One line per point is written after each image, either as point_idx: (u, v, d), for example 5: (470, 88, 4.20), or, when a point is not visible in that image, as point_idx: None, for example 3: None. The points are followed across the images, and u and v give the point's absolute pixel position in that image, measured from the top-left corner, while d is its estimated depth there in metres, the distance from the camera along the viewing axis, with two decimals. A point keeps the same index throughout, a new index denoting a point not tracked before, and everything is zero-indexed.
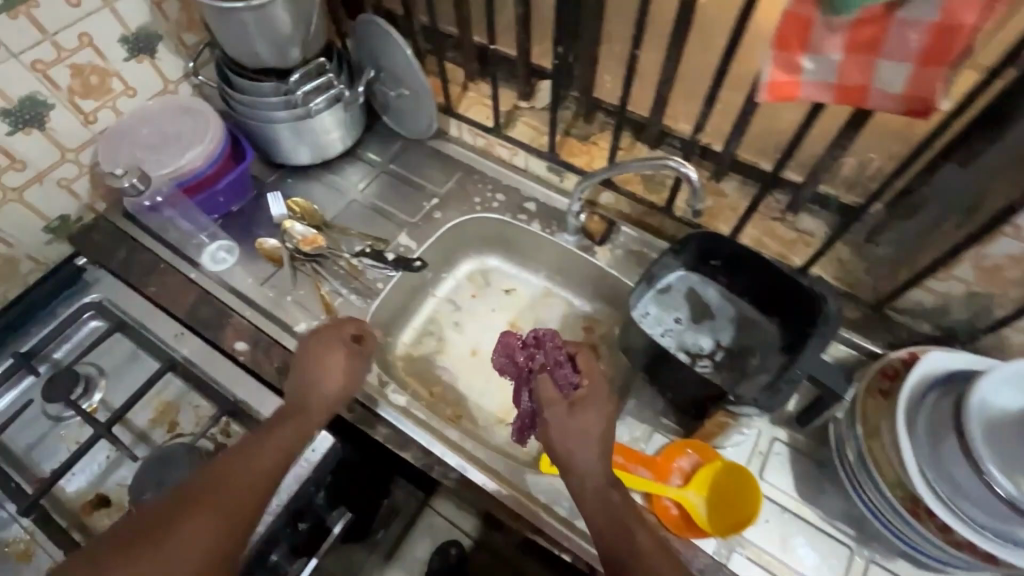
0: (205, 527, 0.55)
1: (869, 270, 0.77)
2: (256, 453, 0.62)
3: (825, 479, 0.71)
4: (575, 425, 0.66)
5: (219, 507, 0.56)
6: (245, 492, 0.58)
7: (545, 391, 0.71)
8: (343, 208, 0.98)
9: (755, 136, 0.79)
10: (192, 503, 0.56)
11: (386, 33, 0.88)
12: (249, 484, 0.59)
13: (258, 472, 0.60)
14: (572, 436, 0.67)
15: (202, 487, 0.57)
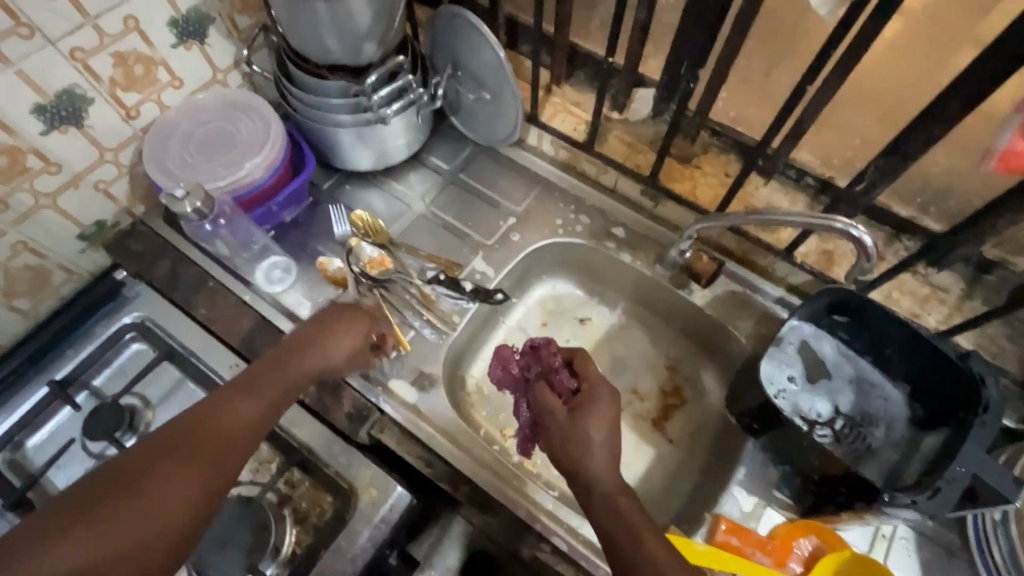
0: (181, 490, 0.50)
1: (1013, 339, 0.69)
2: (231, 423, 0.56)
3: (956, 571, 0.65)
4: (574, 431, 0.62)
5: (186, 476, 0.51)
6: (219, 457, 0.54)
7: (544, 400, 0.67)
8: (409, 223, 0.88)
9: (900, 179, 0.70)
10: (154, 468, 0.51)
11: (476, 31, 0.76)
12: (218, 447, 0.54)
13: (236, 429, 0.56)
14: (558, 443, 0.63)
15: (172, 444, 0.52)
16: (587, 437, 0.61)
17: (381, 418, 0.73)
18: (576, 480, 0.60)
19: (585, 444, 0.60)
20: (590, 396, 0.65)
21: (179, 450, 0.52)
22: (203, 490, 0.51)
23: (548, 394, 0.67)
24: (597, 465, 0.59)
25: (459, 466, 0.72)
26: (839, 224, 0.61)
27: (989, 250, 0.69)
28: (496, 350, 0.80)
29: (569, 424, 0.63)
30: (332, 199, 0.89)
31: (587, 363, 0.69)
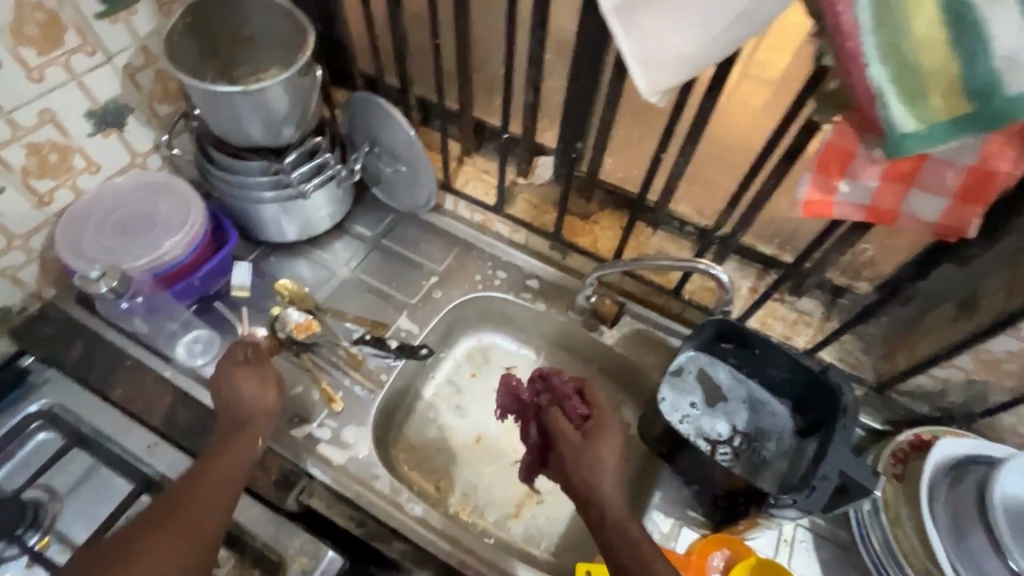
0: (183, 535, 0.60)
1: (865, 351, 0.81)
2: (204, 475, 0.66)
3: (848, 564, 0.73)
4: (592, 455, 0.65)
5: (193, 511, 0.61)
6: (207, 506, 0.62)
7: (557, 423, 0.69)
8: (335, 290, 0.92)
9: (758, 223, 0.83)
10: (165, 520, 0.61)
11: (388, 114, 0.85)
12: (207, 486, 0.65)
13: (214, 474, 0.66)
14: (572, 465, 0.65)
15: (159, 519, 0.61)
16: (600, 462, 0.64)
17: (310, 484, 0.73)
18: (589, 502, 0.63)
19: (600, 471, 0.64)
20: (602, 425, 0.68)
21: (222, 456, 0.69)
22: (208, 526, 0.61)
23: (562, 420, 0.69)
24: (605, 491, 0.63)
25: (391, 523, 0.73)
26: (702, 266, 0.73)
27: (835, 277, 0.82)
28: (500, 378, 0.80)
29: (587, 448, 0.65)
30: (256, 271, 0.92)
31: (599, 398, 0.72)
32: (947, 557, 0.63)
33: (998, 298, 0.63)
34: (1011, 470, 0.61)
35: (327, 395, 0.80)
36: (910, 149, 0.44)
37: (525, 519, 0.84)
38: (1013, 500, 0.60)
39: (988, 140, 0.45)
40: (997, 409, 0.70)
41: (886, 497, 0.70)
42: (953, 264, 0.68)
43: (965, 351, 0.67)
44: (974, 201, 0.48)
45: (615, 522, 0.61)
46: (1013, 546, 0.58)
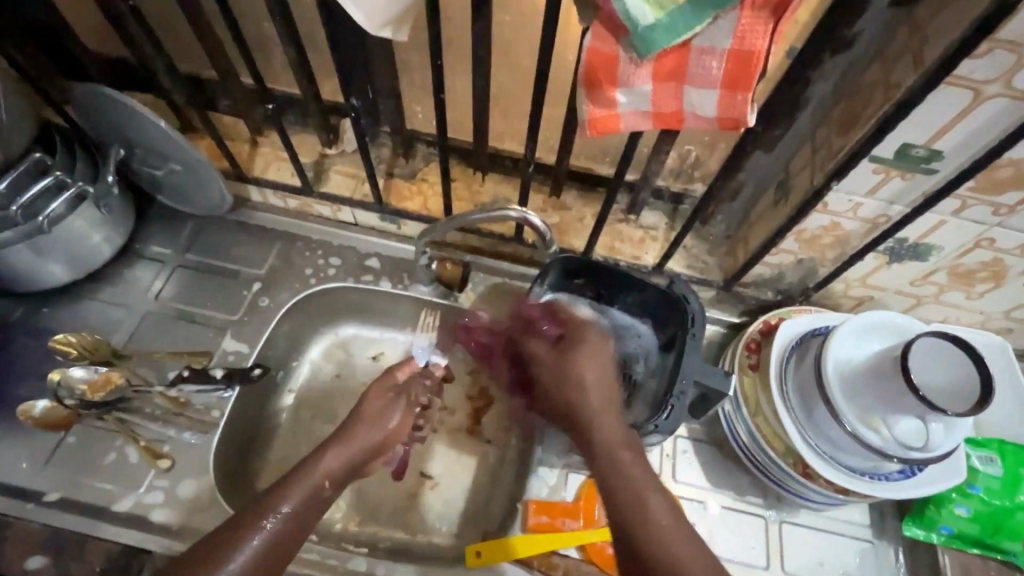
0: None
1: (710, 252, 0.81)
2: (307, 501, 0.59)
3: (728, 460, 0.75)
4: (568, 368, 0.62)
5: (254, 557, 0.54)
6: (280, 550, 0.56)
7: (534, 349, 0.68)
8: (136, 328, 0.77)
9: (583, 145, 0.78)
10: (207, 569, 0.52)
11: (127, 106, 0.69)
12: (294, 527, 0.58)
13: (313, 499, 0.60)
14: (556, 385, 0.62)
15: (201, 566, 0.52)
16: (582, 376, 0.61)
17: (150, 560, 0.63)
18: (579, 422, 0.59)
19: (591, 387, 0.60)
20: (582, 338, 0.64)
21: (326, 447, 0.64)
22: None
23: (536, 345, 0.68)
24: (594, 406, 0.59)
25: None
26: (514, 213, 0.69)
27: (670, 185, 0.80)
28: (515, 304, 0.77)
29: (566, 364, 0.62)
30: (25, 332, 0.75)
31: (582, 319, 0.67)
32: (800, 433, 0.66)
33: (803, 174, 0.63)
34: (841, 338, 0.63)
35: (150, 454, 0.68)
36: (660, 44, 0.39)
37: (421, 510, 0.79)
38: (847, 366, 0.62)
39: (736, 18, 0.41)
40: (826, 281, 0.72)
41: (745, 390, 0.71)
42: (763, 150, 0.67)
43: (787, 234, 0.67)
44: (743, 87, 0.44)
45: (602, 441, 0.57)
46: (850, 410, 0.61)
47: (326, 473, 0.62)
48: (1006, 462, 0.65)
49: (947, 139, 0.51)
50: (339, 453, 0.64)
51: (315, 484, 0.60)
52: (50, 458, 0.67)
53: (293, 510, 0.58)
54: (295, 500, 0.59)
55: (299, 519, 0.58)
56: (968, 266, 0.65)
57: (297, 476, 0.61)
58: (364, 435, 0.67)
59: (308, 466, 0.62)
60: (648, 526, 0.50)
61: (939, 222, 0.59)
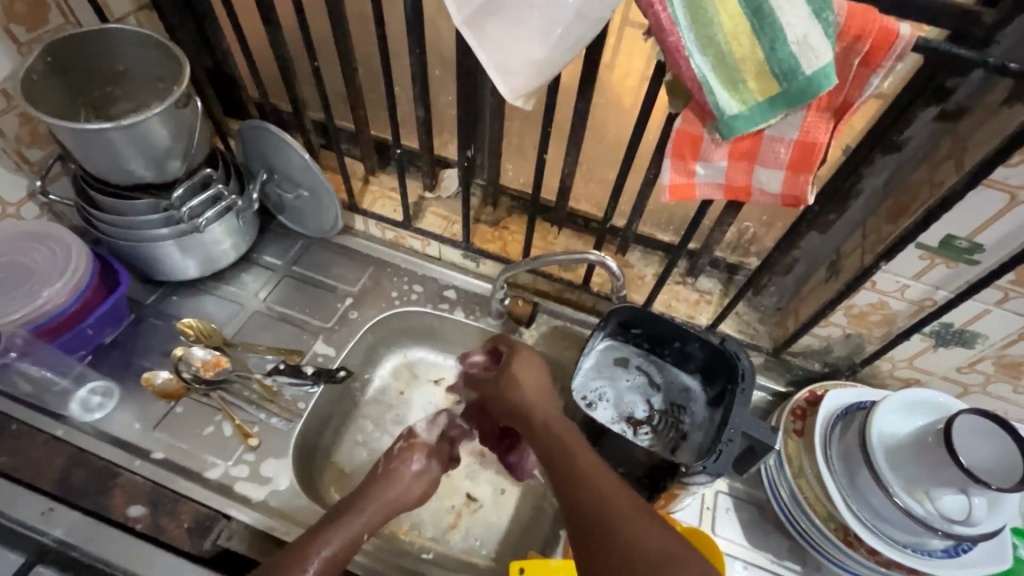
0: None
1: (761, 321, 0.88)
2: (352, 538, 0.66)
3: (767, 521, 0.77)
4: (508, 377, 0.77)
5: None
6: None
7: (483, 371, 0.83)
8: (244, 322, 0.89)
9: (652, 212, 0.88)
10: None
11: (280, 139, 0.83)
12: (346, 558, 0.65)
13: (353, 540, 0.66)
14: (500, 391, 0.77)
15: None
16: (517, 381, 0.75)
17: (229, 525, 0.70)
18: (524, 412, 0.73)
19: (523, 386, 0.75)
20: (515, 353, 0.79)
21: (363, 500, 0.70)
22: None
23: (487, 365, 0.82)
24: (534, 399, 0.73)
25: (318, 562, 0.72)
26: (592, 257, 0.77)
27: (727, 255, 0.88)
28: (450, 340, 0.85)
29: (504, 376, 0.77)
30: (156, 314, 0.87)
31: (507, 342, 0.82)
32: (842, 498, 0.68)
33: (854, 254, 0.70)
34: (885, 409, 0.66)
35: (241, 431, 0.76)
36: (739, 129, 0.49)
37: (465, 529, 0.83)
38: (889, 436, 0.65)
39: (803, 116, 0.51)
40: (874, 358, 0.77)
41: (788, 452, 0.74)
42: (817, 231, 0.75)
43: (837, 309, 0.73)
44: (806, 170, 0.53)
45: (541, 423, 0.70)
46: (893, 478, 0.63)
47: (366, 521, 0.68)
48: None
49: (987, 235, 0.58)
50: (380, 504, 0.71)
51: (357, 529, 0.67)
52: (159, 423, 0.77)
53: (337, 548, 0.64)
54: (338, 542, 0.65)
55: (338, 561, 0.64)
56: (1013, 358, 0.69)
57: (335, 524, 0.66)
58: (395, 492, 0.73)
59: (349, 515, 0.68)
60: (574, 476, 0.61)
61: (982, 311, 0.65)
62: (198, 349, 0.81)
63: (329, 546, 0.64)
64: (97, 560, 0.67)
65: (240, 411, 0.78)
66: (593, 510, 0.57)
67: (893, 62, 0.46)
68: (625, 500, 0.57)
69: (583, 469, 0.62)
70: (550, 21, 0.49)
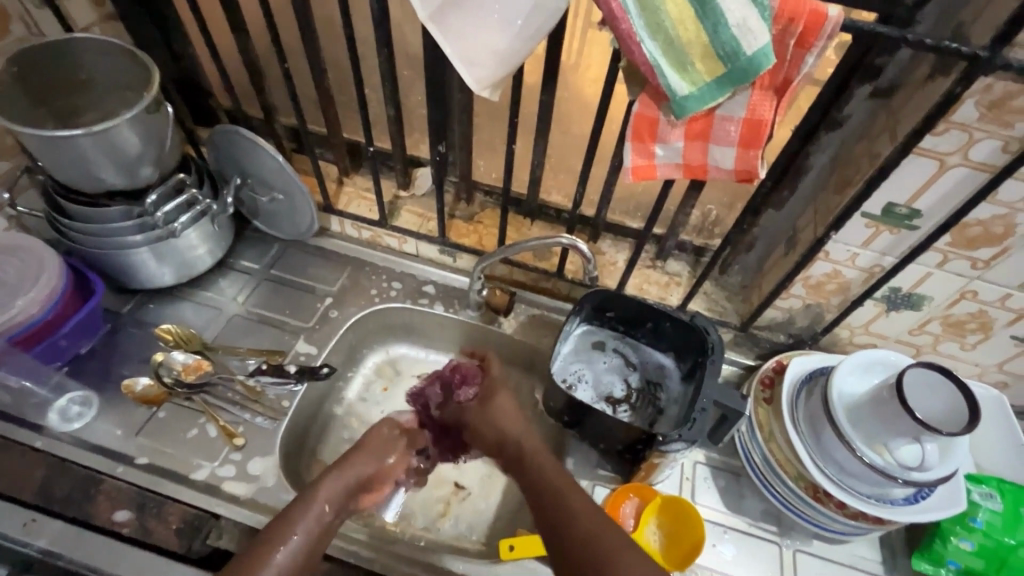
0: None
1: (729, 299, 0.92)
2: (319, 519, 0.66)
3: (743, 486, 0.81)
4: (488, 410, 0.80)
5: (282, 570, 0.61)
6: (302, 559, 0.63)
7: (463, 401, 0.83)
8: (223, 326, 0.89)
9: (620, 200, 0.92)
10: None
11: (252, 142, 0.84)
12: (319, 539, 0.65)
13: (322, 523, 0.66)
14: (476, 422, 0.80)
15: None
16: (496, 415, 0.79)
17: (218, 525, 0.70)
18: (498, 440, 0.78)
19: (507, 416, 0.79)
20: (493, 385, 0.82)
21: (321, 482, 0.70)
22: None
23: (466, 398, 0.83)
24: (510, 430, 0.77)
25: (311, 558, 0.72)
26: (564, 241, 0.79)
27: (694, 238, 0.92)
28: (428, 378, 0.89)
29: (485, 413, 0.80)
30: (132, 323, 0.86)
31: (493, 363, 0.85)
32: (810, 456, 0.72)
33: (809, 227, 0.75)
34: (844, 370, 0.71)
35: (226, 432, 0.77)
36: (691, 109, 0.52)
37: (455, 516, 0.85)
38: (848, 395, 0.70)
39: (749, 94, 0.55)
40: (833, 326, 0.81)
41: (759, 419, 0.78)
42: (774, 209, 0.79)
43: (796, 280, 0.78)
44: (755, 145, 0.57)
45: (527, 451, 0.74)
46: (854, 433, 0.67)
47: (326, 500, 0.68)
48: (1006, 501, 0.70)
49: (923, 201, 0.63)
50: (338, 481, 0.71)
51: (318, 511, 0.66)
52: (141, 429, 0.76)
53: (305, 530, 0.64)
54: (301, 528, 0.64)
55: (313, 543, 0.64)
56: (958, 316, 0.74)
57: (297, 508, 0.66)
58: (361, 467, 0.74)
59: (307, 501, 0.67)
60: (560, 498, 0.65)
61: (926, 273, 0.70)
62: (178, 352, 0.82)
63: (298, 531, 0.64)
64: (84, 567, 0.66)
65: (224, 412, 0.79)
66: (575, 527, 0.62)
67: (825, 42, 0.50)
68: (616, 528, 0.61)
69: (567, 490, 0.66)
70: (511, 13, 0.52)
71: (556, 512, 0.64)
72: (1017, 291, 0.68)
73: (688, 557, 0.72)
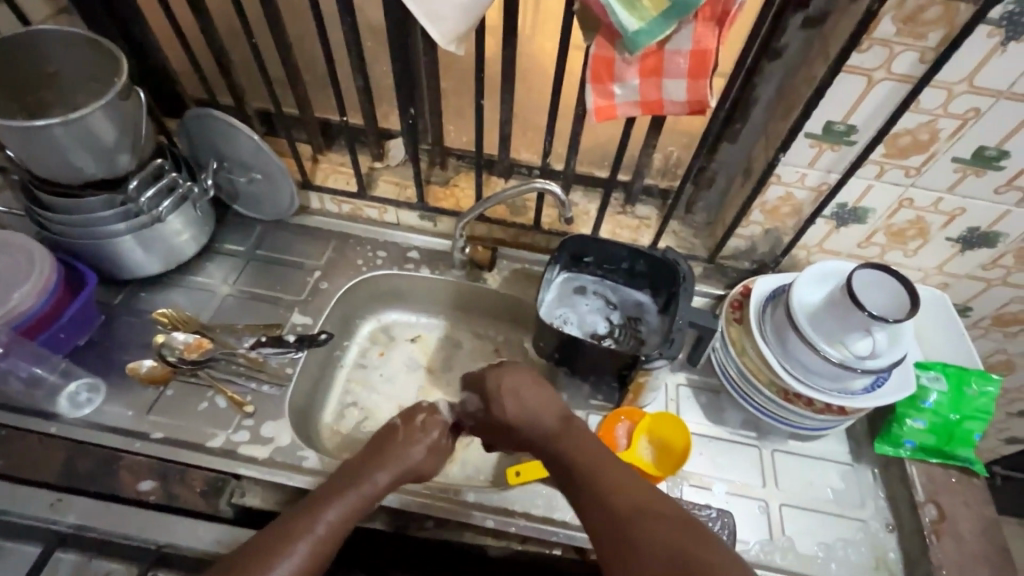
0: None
1: (696, 235, 0.98)
2: (352, 502, 0.66)
3: (723, 400, 0.88)
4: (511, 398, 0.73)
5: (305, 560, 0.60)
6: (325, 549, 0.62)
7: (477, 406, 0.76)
8: (217, 307, 0.92)
9: (587, 151, 0.97)
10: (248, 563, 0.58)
11: (224, 121, 0.85)
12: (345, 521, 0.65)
13: (348, 510, 0.65)
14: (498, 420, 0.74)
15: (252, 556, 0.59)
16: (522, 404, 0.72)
17: (240, 485, 0.74)
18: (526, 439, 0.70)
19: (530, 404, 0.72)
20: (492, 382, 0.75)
21: (372, 467, 0.70)
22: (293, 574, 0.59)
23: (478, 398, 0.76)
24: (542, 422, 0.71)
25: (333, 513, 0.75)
26: (538, 186, 0.83)
27: (659, 181, 0.98)
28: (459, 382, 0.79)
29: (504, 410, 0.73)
30: (128, 311, 0.88)
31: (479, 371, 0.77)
32: (778, 363, 0.79)
33: (762, 154, 0.81)
34: (802, 283, 0.78)
35: (235, 401, 0.80)
36: (642, 43, 0.57)
37: (462, 460, 0.90)
38: (807, 303, 0.77)
39: (693, 27, 0.60)
40: (791, 247, 0.89)
41: (732, 337, 0.85)
42: (729, 142, 0.85)
43: (754, 206, 0.84)
44: (702, 76, 0.63)
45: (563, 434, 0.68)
46: (815, 335, 0.75)
47: (374, 488, 0.68)
48: (950, 381, 0.78)
49: (857, 117, 0.70)
50: (390, 470, 0.70)
51: (357, 500, 0.66)
52: (152, 408, 0.79)
53: (333, 519, 0.64)
54: (328, 520, 0.63)
55: (334, 533, 0.63)
56: (899, 225, 0.82)
57: (334, 498, 0.65)
58: (400, 458, 0.72)
59: (346, 488, 0.67)
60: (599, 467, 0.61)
61: (867, 186, 0.77)
62: (179, 333, 0.84)
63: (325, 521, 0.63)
64: (119, 531, 0.71)
65: (230, 384, 0.82)
66: (607, 494, 0.58)
67: None
68: (643, 502, 0.56)
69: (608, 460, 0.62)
70: None
71: (585, 473, 0.62)
72: (946, 194, 0.76)
73: (677, 466, 0.80)
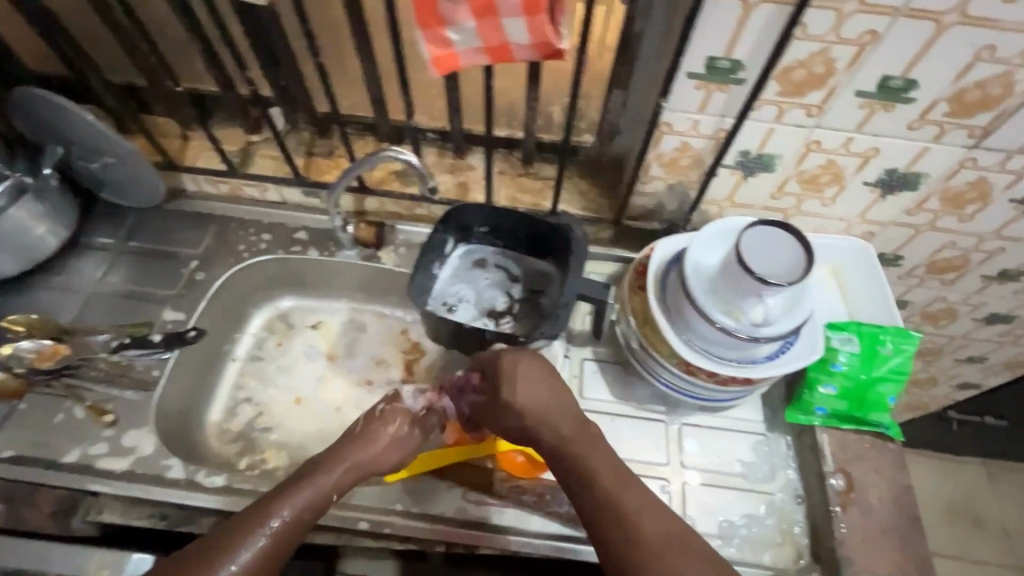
0: None
1: (606, 194, 0.90)
2: (315, 497, 0.63)
3: (631, 373, 0.82)
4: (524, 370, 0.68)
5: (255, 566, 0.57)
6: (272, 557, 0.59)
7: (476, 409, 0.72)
8: (84, 306, 0.85)
9: (477, 108, 0.87)
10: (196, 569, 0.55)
11: (50, 100, 0.75)
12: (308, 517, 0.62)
13: (315, 500, 0.63)
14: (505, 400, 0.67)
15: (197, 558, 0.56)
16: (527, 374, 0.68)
17: (96, 502, 0.73)
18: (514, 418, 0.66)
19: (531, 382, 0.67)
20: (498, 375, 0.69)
21: (340, 461, 0.66)
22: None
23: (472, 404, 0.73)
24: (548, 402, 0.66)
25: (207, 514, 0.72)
26: (394, 153, 0.75)
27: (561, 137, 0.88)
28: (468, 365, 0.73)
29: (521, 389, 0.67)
30: None
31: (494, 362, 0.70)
32: (678, 335, 0.72)
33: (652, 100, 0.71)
34: (699, 246, 0.70)
35: (95, 411, 0.75)
36: None
37: None
38: (704, 267, 0.69)
39: None
40: (698, 203, 0.80)
41: (633, 308, 0.77)
42: (621, 89, 0.76)
43: (651, 160, 0.76)
44: (542, 11, 0.53)
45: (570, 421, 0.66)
46: (710, 304, 0.67)
47: (335, 489, 0.65)
48: (863, 342, 0.72)
49: (741, 50, 0.60)
50: (348, 470, 0.66)
51: (322, 494, 0.63)
52: (4, 424, 0.74)
53: (300, 508, 0.61)
54: (295, 508, 0.61)
55: (298, 527, 0.61)
56: (810, 171, 0.73)
57: (303, 485, 0.63)
58: (370, 453, 0.68)
59: (313, 479, 0.64)
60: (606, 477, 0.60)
61: (768, 129, 0.68)
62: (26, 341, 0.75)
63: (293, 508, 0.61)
64: None
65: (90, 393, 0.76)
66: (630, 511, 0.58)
67: None
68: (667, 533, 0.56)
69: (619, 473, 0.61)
70: None
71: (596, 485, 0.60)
72: (856, 133, 0.67)
73: None
